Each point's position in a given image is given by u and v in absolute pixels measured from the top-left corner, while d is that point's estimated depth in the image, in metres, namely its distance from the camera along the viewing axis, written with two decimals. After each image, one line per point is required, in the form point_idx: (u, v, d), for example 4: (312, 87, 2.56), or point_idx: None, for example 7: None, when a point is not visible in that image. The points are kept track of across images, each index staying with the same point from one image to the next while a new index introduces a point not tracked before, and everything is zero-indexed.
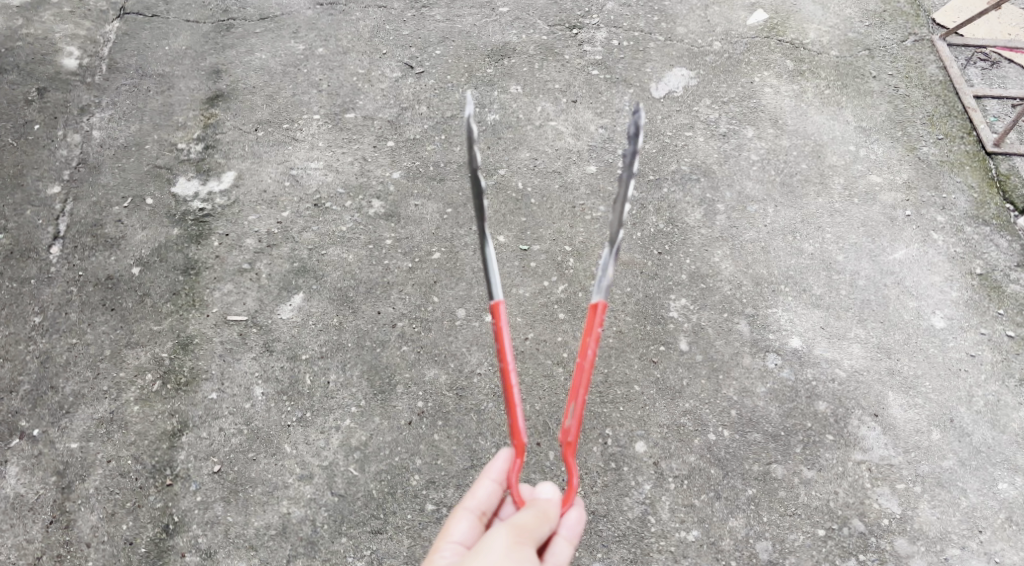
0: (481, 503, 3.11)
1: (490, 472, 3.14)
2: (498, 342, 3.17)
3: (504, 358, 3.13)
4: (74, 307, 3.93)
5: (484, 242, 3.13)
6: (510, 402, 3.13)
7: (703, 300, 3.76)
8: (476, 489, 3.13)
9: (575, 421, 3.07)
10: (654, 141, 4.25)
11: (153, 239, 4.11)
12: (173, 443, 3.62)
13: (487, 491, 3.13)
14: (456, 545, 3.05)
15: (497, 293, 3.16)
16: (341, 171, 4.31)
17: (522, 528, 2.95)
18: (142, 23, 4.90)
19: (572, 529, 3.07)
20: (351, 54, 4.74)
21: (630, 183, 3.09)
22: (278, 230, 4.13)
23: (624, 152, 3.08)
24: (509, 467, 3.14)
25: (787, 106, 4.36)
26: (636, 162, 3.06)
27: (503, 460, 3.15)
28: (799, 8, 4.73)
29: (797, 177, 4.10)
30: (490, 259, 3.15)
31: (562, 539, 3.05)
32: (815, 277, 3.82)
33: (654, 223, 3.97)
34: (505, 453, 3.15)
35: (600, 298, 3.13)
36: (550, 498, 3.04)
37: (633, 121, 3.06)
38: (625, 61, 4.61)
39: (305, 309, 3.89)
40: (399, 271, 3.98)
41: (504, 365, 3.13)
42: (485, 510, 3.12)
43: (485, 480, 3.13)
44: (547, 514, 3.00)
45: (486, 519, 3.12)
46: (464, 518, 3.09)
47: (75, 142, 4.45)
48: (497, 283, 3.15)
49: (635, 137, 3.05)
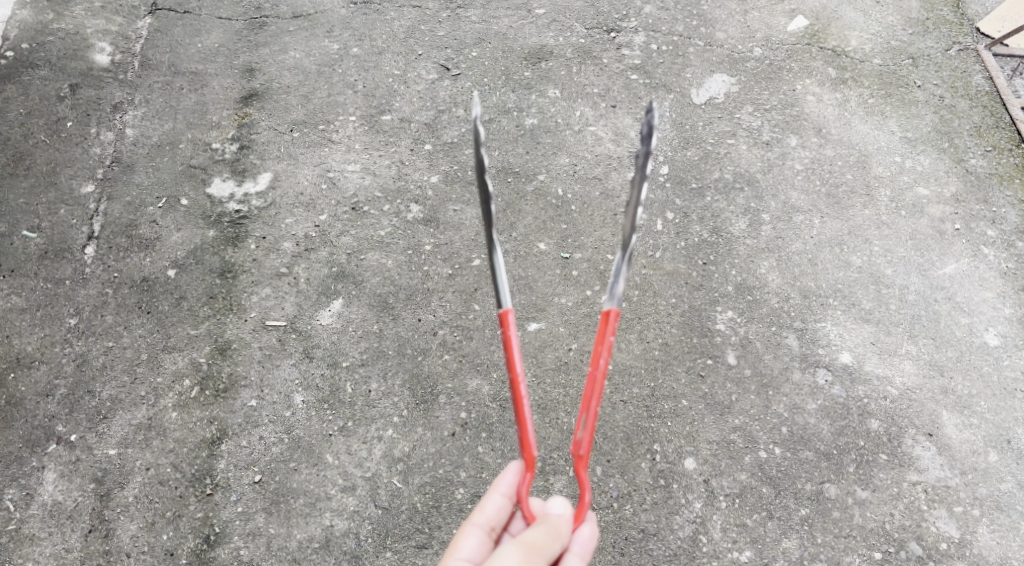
0: (490, 518, 3.11)
1: (500, 486, 3.13)
2: (508, 352, 3.11)
3: (514, 368, 3.08)
4: (110, 309, 3.88)
5: (494, 249, 3.08)
6: (521, 415, 3.08)
7: (750, 313, 3.71)
8: (485, 504, 3.12)
9: (587, 432, 3.03)
10: (696, 148, 4.21)
11: (189, 241, 4.08)
12: (212, 451, 3.57)
13: (496, 505, 3.12)
14: (466, 561, 3.06)
15: (506, 302, 3.10)
16: (378, 175, 4.26)
17: (533, 546, 2.93)
18: (174, 19, 4.86)
19: (584, 545, 3.04)
20: (386, 55, 4.70)
21: (643, 185, 3.05)
22: (316, 234, 4.08)
23: (637, 155, 3.05)
24: (519, 481, 3.12)
25: (830, 114, 4.30)
26: (649, 163, 3.02)
27: (513, 474, 3.13)
28: (840, 15, 4.68)
29: (842, 189, 4.05)
30: (499, 267, 3.10)
31: (575, 555, 3.02)
32: (864, 291, 3.77)
33: (698, 232, 3.93)
34: (515, 466, 3.12)
35: (613, 305, 3.06)
36: (562, 514, 3.02)
37: (645, 120, 3.02)
38: (664, 66, 4.55)
39: (344, 315, 3.83)
40: (439, 278, 3.93)
41: (514, 377, 3.08)
42: (495, 525, 3.12)
43: (494, 495, 3.13)
44: (558, 531, 2.97)
45: (496, 534, 3.12)
46: (474, 534, 3.09)
47: (108, 140, 4.43)
48: (506, 291, 3.09)
49: (649, 137, 3.03)
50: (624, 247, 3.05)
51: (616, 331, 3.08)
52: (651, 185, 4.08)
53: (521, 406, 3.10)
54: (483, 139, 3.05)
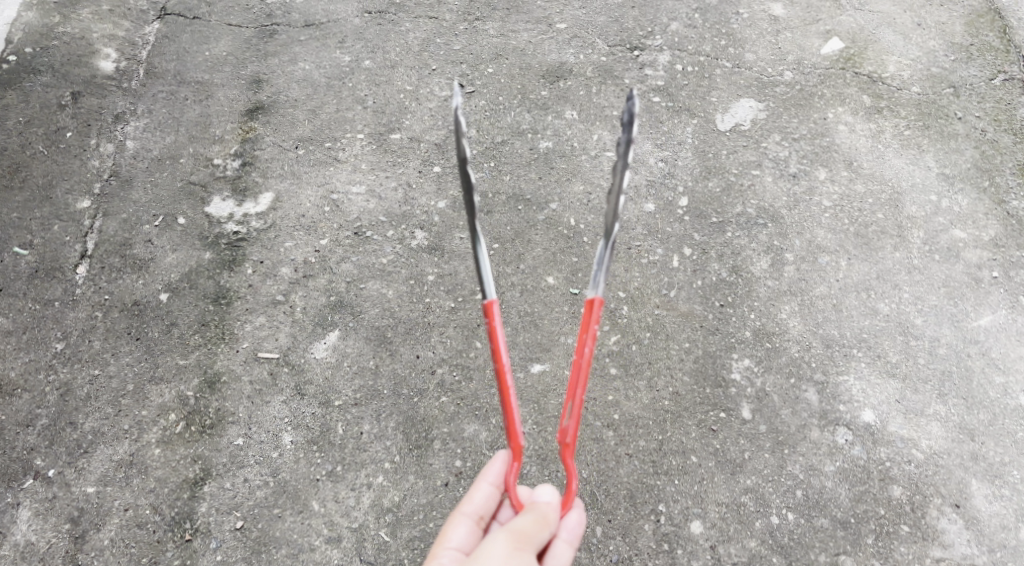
0: (479, 507, 3.13)
1: (487, 475, 3.15)
2: (494, 343, 3.14)
3: (500, 358, 3.10)
4: (98, 335, 3.71)
5: (479, 240, 3.15)
6: (507, 404, 3.10)
7: (768, 362, 3.50)
8: (473, 493, 3.14)
9: (572, 420, 3.06)
10: (719, 178, 4.01)
11: (184, 263, 3.91)
12: (194, 492, 3.40)
13: (484, 494, 3.14)
14: (455, 550, 3.07)
15: (490, 292, 3.14)
16: (384, 199, 4.09)
17: (522, 534, 2.93)
18: (183, 25, 4.69)
19: (571, 531, 3.05)
20: (399, 68, 4.52)
21: (626, 174, 3.16)
22: (315, 259, 3.90)
23: (619, 143, 3.17)
24: (506, 470, 3.14)
25: (863, 146, 4.07)
26: (631, 149, 3.14)
27: (501, 463, 3.14)
28: (878, 38, 4.46)
29: (872, 228, 3.82)
30: (483, 257, 3.15)
31: (563, 542, 3.04)
32: (891, 342, 3.54)
33: (716, 270, 3.74)
34: (502, 456, 3.14)
35: (596, 294, 3.13)
36: (550, 501, 3.03)
37: (627, 108, 3.14)
38: (689, 89, 4.33)
39: (340, 348, 3.65)
40: (441, 311, 3.74)
41: (500, 366, 3.10)
42: (483, 514, 3.14)
43: (482, 484, 3.14)
44: (546, 518, 2.98)
45: (484, 523, 3.14)
46: (463, 523, 3.11)
47: (108, 152, 4.26)
48: (491, 281, 3.13)
49: (630, 126, 3.15)
50: (607, 235, 3.15)
51: (600, 320, 3.14)
52: (669, 218, 3.90)
53: (507, 395, 3.12)
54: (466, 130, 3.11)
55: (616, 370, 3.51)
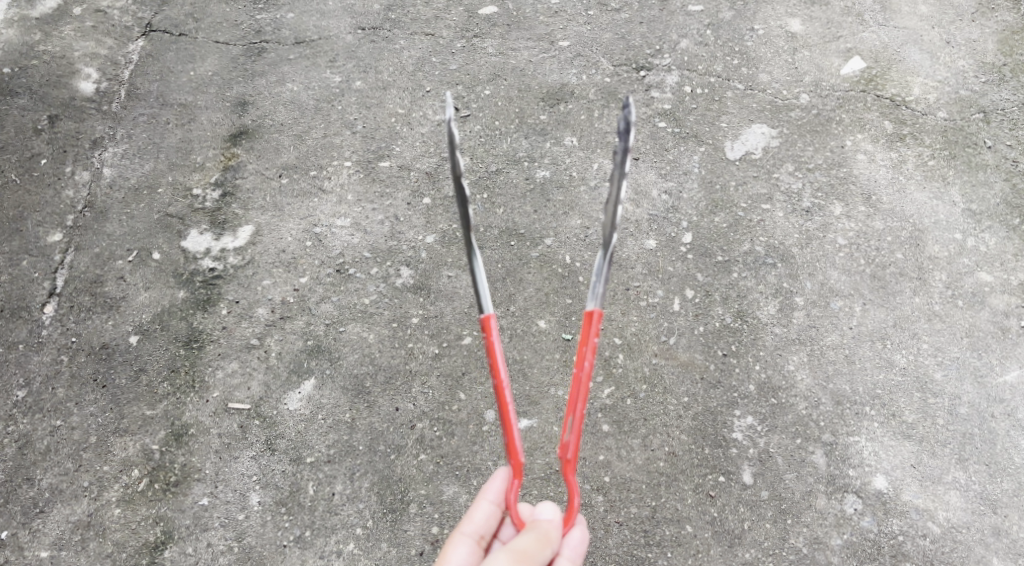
0: (479, 526, 2.98)
1: (487, 493, 3.00)
2: (491, 359, 2.98)
3: (497, 374, 2.94)
4: (62, 381, 3.50)
5: (473, 254, 2.93)
6: (505, 420, 2.93)
7: (772, 420, 3.30)
8: (473, 512, 3.00)
9: (574, 436, 2.90)
10: (726, 213, 3.78)
11: (156, 302, 3.68)
12: (154, 558, 3.25)
13: (484, 513, 2.99)
14: None
15: (487, 307, 2.96)
16: (369, 232, 3.85)
17: (522, 553, 2.79)
18: (168, 42, 4.46)
19: (575, 549, 2.90)
20: (392, 90, 4.28)
21: (623, 183, 2.94)
22: (294, 299, 3.67)
23: (615, 151, 2.94)
24: (507, 487, 2.99)
25: (882, 178, 3.84)
26: (628, 160, 2.91)
27: (500, 480, 3.00)
28: (903, 57, 4.20)
29: (890, 270, 3.60)
30: (478, 271, 2.95)
31: (566, 560, 2.90)
32: (907, 398, 3.33)
33: (720, 315, 3.52)
34: (501, 473, 2.98)
35: (596, 305, 2.94)
36: (551, 520, 2.88)
37: (622, 115, 2.90)
38: (697, 113, 4.08)
39: (315, 400, 3.45)
40: (423, 358, 3.52)
41: (497, 383, 2.94)
42: (483, 534, 2.99)
43: (482, 502, 3.00)
44: (548, 537, 2.84)
45: (485, 542, 3.00)
46: (462, 544, 2.97)
47: (83, 181, 4.04)
48: (487, 296, 2.95)
49: (626, 134, 2.91)
50: (604, 246, 2.95)
51: (599, 331, 2.96)
52: (670, 255, 3.68)
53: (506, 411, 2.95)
54: (458, 142, 2.86)
55: (609, 427, 3.30)
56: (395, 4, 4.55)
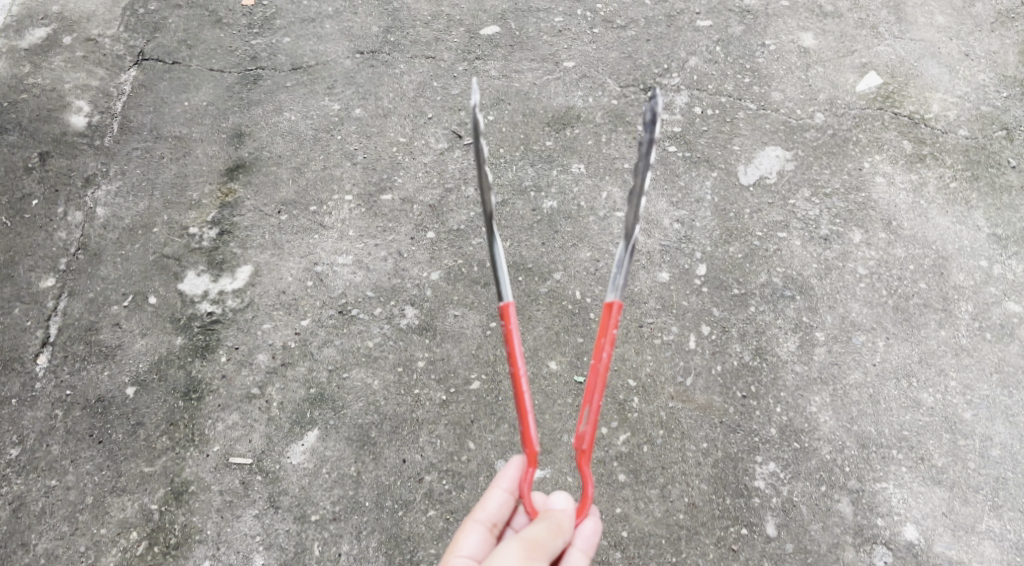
0: (492, 514, 2.91)
1: (501, 481, 2.94)
2: (509, 346, 2.97)
3: (514, 361, 2.93)
4: (56, 438, 3.38)
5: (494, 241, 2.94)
6: (522, 407, 2.91)
7: (796, 466, 3.19)
8: (486, 500, 2.93)
9: (590, 426, 2.87)
10: (741, 243, 3.66)
11: (153, 350, 3.54)
12: None
13: (497, 501, 2.93)
14: (466, 559, 2.85)
15: (507, 295, 2.97)
16: (372, 270, 3.71)
17: (534, 543, 2.74)
18: (161, 72, 4.31)
19: (587, 539, 2.85)
20: (392, 118, 4.14)
21: (647, 174, 3.00)
22: (295, 343, 3.54)
23: (640, 143, 3.00)
24: (522, 475, 2.93)
25: (903, 202, 3.72)
26: (653, 149, 2.97)
27: (515, 468, 2.94)
28: (920, 71, 4.07)
29: (914, 300, 3.49)
30: (499, 259, 2.96)
31: (578, 550, 2.85)
32: (936, 440, 3.22)
33: (739, 353, 3.41)
34: (517, 460, 2.93)
35: (615, 296, 2.97)
36: (564, 510, 2.84)
37: (649, 106, 2.98)
38: (708, 136, 3.93)
39: (319, 452, 3.33)
40: (430, 405, 3.40)
41: (514, 370, 2.93)
42: (496, 522, 2.92)
43: (496, 489, 2.93)
44: (560, 526, 2.79)
45: (497, 530, 2.93)
46: (474, 531, 2.89)
47: (76, 222, 3.89)
48: (507, 284, 2.95)
49: (651, 125, 2.99)
50: (627, 237, 2.96)
51: (618, 324, 2.98)
52: (684, 289, 3.56)
53: (522, 397, 2.94)
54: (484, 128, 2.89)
55: (625, 477, 3.19)
56: (394, 26, 4.41)
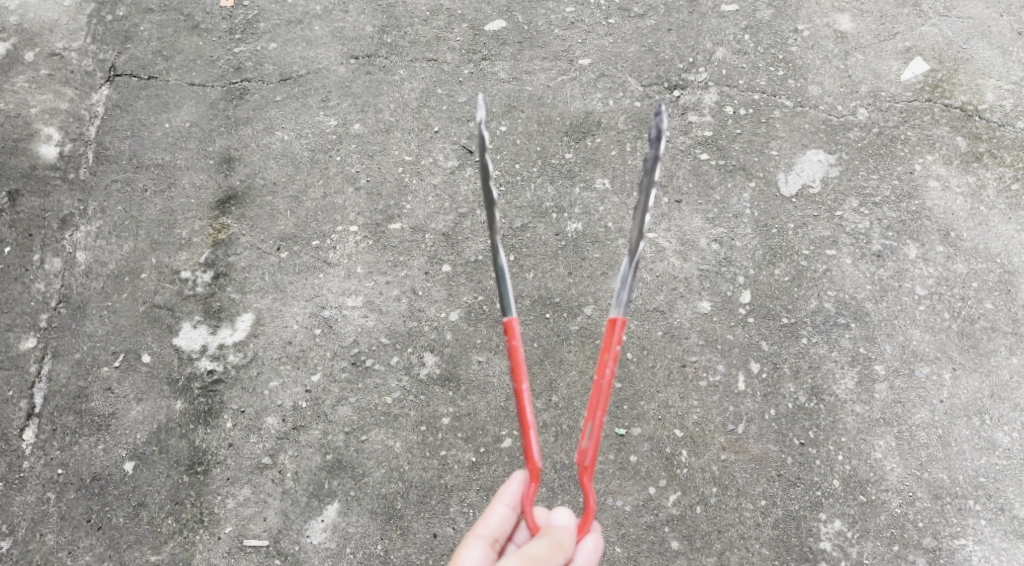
0: (494, 529, 2.73)
1: (503, 496, 2.74)
2: (512, 362, 2.78)
3: (518, 379, 2.75)
4: (52, 525, 3.15)
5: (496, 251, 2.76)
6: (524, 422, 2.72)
7: (864, 524, 3.03)
8: (487, 514, 2.74)
9: (593, 442, 2.71)
10: (786, 263, 3.33)
11: (152, 418, 3.26)
12: None
13: (499, 516, 2.74)
14: None
15: (511, 310, 2.77)
16: (385, 312, 3.38)
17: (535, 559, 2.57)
18: (136, 88, 3.77)
19: (588, 556, 2.69)
20: (396, 132, 3.67)
21: (653, 190, 2.75)
22: (307, 402, 3.27)
23: (647, 158, 2.74)
24: (524, 491, 2.73)
25: (960, 209, 3.40)
26: (658, 168, 2.71)
27: (517, 483, 2.74)
28: (971, 53, 3.68)
29: (980, 324, 3.23)
30: (504, 270, 2.77)
31: None
32: (1016, 486, 3.05)
33: (793, 394, 3.16)
34: (518, 475, 2.73)
35: (619, 312, 2.75)
36: (565, 525, 2.69)
37: (654, 123, 2.71)
38: (743, 139, 3.54)
39: (342, 529, 3.14)
40: (459, 468, 3.18)
41: (517, 387, 2.75)
42: (498, 537, 2.74)
43: (497, 504, 2.75)
44: (562, 544, 2.63)
45: (498, 546, 2.75)
46: (476, 547, 2.71)
47: (55, 270, 3.47)
48: (512, 299, 2.77)
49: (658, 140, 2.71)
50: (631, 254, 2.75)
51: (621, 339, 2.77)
52: (728, 321, 3.26)
53: (524, 412, 2.74)
54: (488, 144, 2.70)
55: (678, 545, 3.03)
56: (390, 25, 3.87)
